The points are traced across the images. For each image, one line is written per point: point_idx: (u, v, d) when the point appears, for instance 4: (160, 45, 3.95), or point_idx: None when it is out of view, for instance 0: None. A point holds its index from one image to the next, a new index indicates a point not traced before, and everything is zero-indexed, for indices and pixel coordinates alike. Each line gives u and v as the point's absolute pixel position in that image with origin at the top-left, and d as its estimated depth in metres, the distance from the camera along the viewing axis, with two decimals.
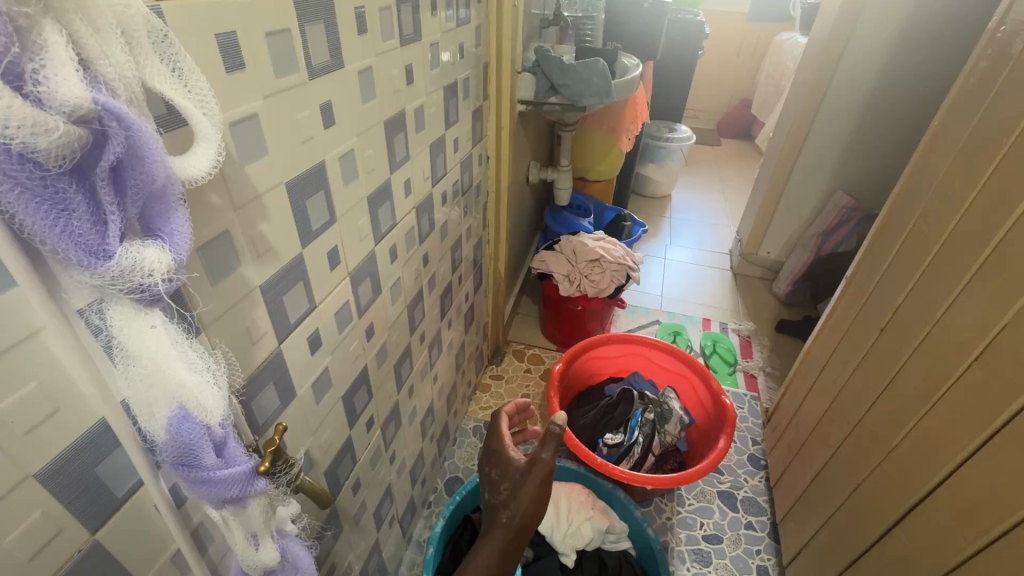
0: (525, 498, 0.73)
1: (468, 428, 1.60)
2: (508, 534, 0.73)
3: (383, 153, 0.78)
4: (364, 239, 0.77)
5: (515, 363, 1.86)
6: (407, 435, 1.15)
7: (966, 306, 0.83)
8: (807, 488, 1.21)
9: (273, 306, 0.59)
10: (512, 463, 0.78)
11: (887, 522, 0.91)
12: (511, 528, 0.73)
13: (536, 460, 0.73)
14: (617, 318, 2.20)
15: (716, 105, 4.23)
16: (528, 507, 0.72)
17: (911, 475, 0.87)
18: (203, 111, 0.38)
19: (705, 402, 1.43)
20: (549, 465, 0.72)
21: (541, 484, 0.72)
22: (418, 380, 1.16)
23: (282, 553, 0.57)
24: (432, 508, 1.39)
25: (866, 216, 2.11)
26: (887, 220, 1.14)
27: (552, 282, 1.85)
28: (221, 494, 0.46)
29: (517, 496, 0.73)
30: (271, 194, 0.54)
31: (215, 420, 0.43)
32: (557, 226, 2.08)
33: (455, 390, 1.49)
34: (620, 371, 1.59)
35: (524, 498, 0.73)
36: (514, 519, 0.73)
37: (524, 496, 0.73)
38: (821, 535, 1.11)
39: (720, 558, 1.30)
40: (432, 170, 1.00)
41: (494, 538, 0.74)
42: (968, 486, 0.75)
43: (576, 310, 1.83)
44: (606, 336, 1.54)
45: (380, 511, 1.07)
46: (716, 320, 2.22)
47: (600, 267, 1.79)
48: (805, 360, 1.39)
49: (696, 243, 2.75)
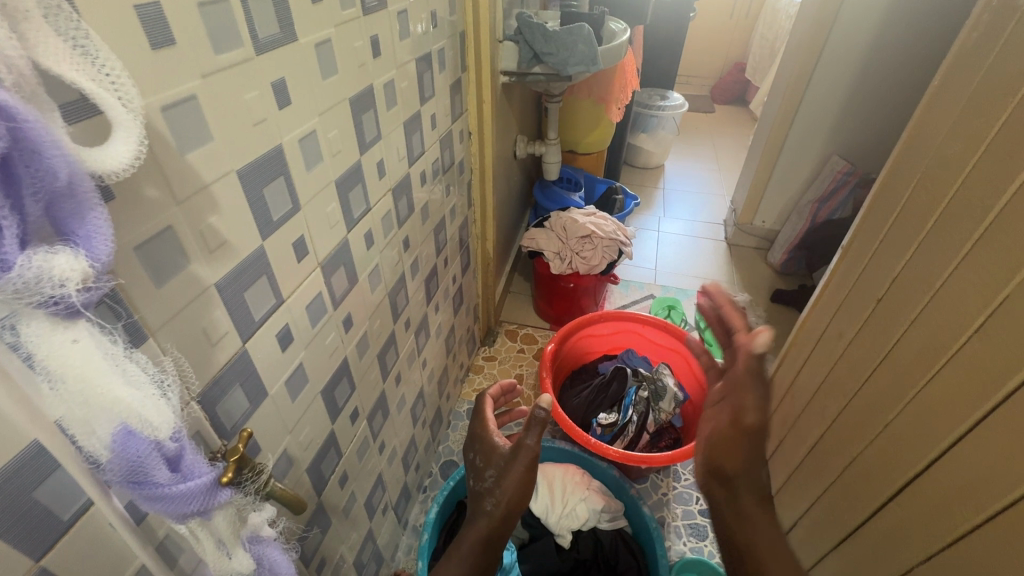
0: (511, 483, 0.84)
1: (462, 411, 1.59)
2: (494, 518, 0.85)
3: (351, 133, 0.73)
4: (334, 227, 0.73)
5: (507, 343, 1.84)
6: (397, 423, 1.13)
7: (966, 278, 0.79)
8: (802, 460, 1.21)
9: (233, 304, 0.55)
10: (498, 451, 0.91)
11: (882, 496, 0.90)
12: (498, 510, 0.85)
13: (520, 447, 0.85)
14: (610, 293, 2.17)
15: (710, 70, 4.12)
16: (513, 492, 0.84)
17: (908, 450, 0.85)
18: (118, 97, 0.34)
19: (700, 378, 1.41)
20: (532, 450, 0.85)
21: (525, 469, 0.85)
22: (406, 367, 1.14)
23: (258, 560, 0.55)
24: (428, 492, 1.39)
25: (863, 181, 2.07)
26: (884, 185, 1.10)
27: (543, 260, 1.81)
28: (180, 509, 0.44)
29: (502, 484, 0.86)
30: (220, 183, 0.50)
31: (164, 434, 0.40)
32: (547, 202, 2.03)
33: (446, 374, 1.46)
34: (613, 349, 1.57)
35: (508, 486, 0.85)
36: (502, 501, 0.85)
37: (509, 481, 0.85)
38: (817, 506, 1.11)
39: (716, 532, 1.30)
40: (409, 149, 0.95)
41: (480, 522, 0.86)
42: (966, 462, 0.73)
43: (567, 287, 1.80)
44: (598, 314, 1.51)
45: (372, 500, 1.05)
46: None
47: (591, 243, 1.75)
48: (801, 334, 1.37)
49: (690, 214, 2.70)
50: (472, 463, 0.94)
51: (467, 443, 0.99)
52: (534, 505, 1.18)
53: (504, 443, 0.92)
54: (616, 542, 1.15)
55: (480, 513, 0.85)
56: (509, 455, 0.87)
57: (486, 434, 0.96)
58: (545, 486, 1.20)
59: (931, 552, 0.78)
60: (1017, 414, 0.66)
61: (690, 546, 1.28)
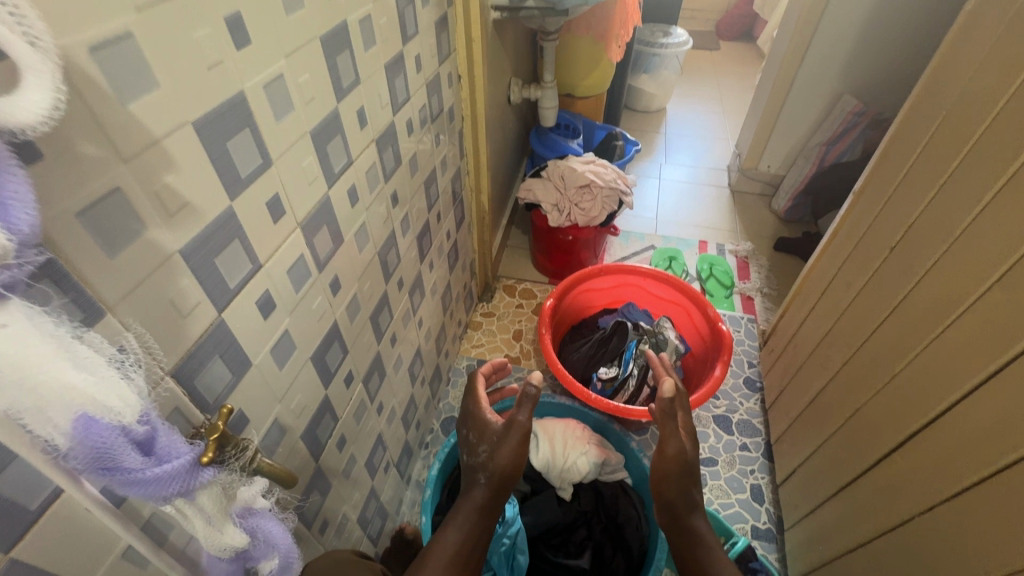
0: (503, 458, 0.84)
1: (461, 367, 1.58)
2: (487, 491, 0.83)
3: (325, 78, 0.66)
4: (313, 183, 0.67)
5: (506, 299, 1.80)
6: (395, 383, 1.11)
7: (982, 237, 0.76)
8: (800, 413, 1.22)
9: (203, 271, 0.50)
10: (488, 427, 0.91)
11: (877, 452, 0.90)
12: (491, 485, 0.83)
13: (513, 423, 0.85)
14: (610, 245, 2.12)
15: (715, 2, 3.86)
16: (506, 465, 0.83)
17: (906, 410, 0.85)
18: (23, 34, 0.28)
19: (701, 330, 1.39)
20: (524, 426, 0.85)
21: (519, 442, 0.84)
22: (402, 327, 1.11)
23: (252, 533, 0.54)
24: (430, 448, 1.40)
25: (875, 121, 1.97)
26: (903, 125, 1.03)
27: (540, 212, 1.75)
28: (159, 493, 0.41)
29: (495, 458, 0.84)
30: (174, 137, 0.44)
31: (130, 418, 0.37)
32: (544, 151, 1.94)
33: (443, 332, 1.44)
34: (613, 302, 1.54)
35: (501, 458, 0.84)
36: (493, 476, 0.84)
37: (502, 455, 0.84)
38: (813, 458, 1.12)
39: (715, 479, 1.32)
40: (392, 95, 0.87)
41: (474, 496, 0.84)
42: (961, 426, 0.73)
43: (566, 240, 1.75)
44: (597, 268, 1.46)
45: (373, 460, 1.05)
46: (712, 243, 2.15)
47: (590, 193, 1.69)
48: (806, 284, 1.34)
49: (692, 160, 2.60)
50: (466, 440, 0.93)
51: (460, 420, 0.98)
52: (535, 458, 1.18)
53: (497, 420, 0.90)
54: (616, 493, 1.16)
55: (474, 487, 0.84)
56: (502, 431, 0.86)
57: (478, 412, 0.95)
58: (546, 439, 1.20)
59: (918, 510, 0.80)
60: (1015, 384, 0.66)
61: None
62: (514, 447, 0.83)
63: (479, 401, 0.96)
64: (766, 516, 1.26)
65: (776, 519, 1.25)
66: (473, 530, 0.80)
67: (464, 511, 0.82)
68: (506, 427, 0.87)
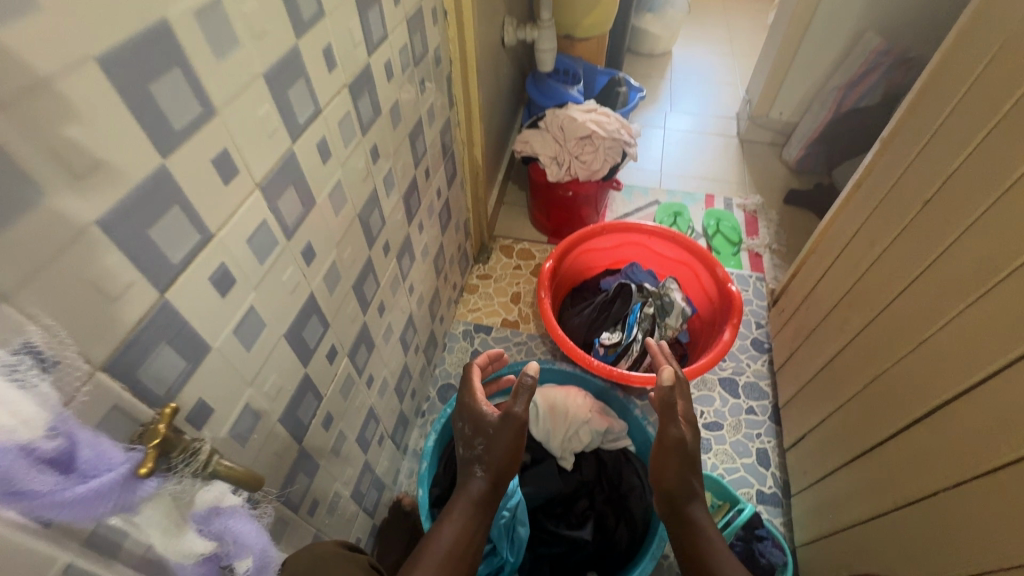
0: (500, 451, 0.88)
1: (457, 333, 1.52)
2: (485, 484, 0.87)
3: (279, 6, 0.55)
4: (274, 136, 0.58)
5: (503, 260, 1.72)
6: (386, 353, 1.05)
7: None
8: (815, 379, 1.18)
9: (132, 243, 0.42)
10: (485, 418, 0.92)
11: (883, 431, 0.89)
12: (489, 478, 0.88)
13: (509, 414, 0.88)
14: (612, 200, 2.01)
15: None
16: (503, 460, 0.87)
17: (927, 386, 0.81)
18: None
19: (708, 291, 1.32)
20: (521, 418, 0.88)
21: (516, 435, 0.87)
22: (391, 294, 1.03)
23: (220, 540, 0.49)
24: (427, 416, 1.36)
25: (899, 61, 1.82)
26: (949, 57, 0.91)
27: (538, 166, 1.63)
28: (90, 512, 0.37)
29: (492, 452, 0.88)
30: (71, 75, 0.35)
31: (30, 435, 0.32)
32: (542, 99, 1.80)
33: (437, 296, 1.37)
34: (616, 263, 1.46)
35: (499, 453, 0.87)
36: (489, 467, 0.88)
37: (499, 449, 0.88)
38: (820, 428, 1.11)
39: (720, 444, 1.29)
40: (366, 31, 0.76)
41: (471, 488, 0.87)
42: (994, 402, 0.68)
43: (566, 196, 1.65)
44: (600, 226, 1.37)
45: (365, 433, 1.01)
46: (719, 196, 2.05)
47: (592, 144, 1.57)
48: (821, 245, 1.26)
49: (698, 108, 2.45)
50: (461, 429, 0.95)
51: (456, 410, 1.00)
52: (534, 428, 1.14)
53: (493, 411, 0.92)
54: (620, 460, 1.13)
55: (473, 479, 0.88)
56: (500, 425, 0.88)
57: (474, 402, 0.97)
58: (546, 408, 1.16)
59: (942, 485, 0.75)
60: None
61: None
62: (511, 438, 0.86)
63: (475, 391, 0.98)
64: (772, 481, 1.23)
65: (782, 483, 1.23)
66: (472, 521, 0.84)
67: (459, 504, 0.84)
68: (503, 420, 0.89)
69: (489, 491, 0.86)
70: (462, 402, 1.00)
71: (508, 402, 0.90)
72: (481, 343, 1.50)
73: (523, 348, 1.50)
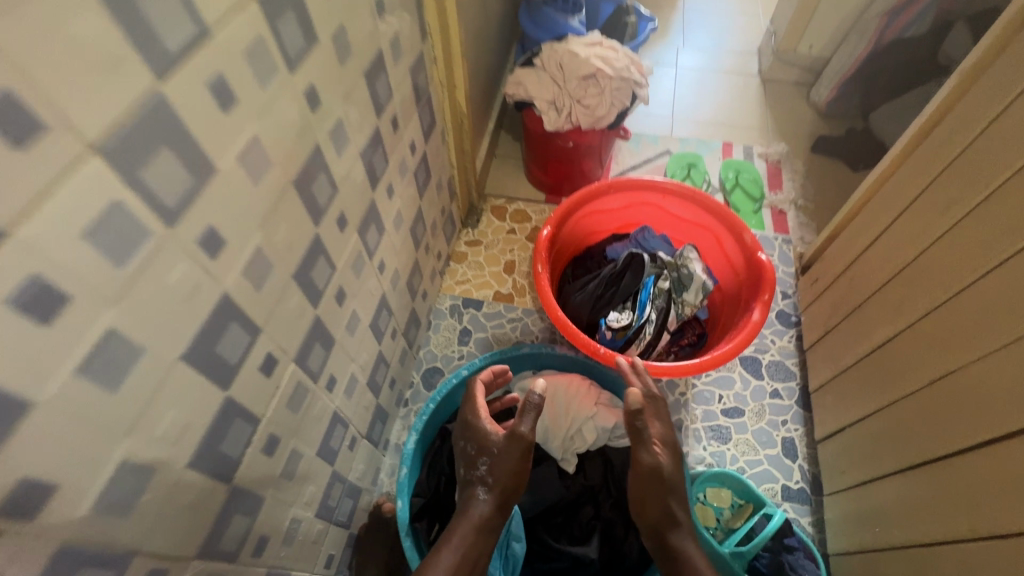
0: (505, 470, 0.84)
1: (443, 308, 1.33)
2: (490, 507, 0.83)
3: None
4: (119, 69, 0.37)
5: (494, 223, 1.50)
6: (351, 346, 0.87)
7: None
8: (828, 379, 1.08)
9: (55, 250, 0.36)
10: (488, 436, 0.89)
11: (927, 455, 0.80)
12: (496, 504, 0.84)
13: (515, 434, 0.87)
14: (617, 151, 1.78)
15: None
16: (508, 472, 0.85)
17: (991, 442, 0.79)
18: None
19: (732, 260, 1.14)
20: (527, 437, 0.86)
21: (521, 457, 0.86)
22: (354, 276, 0.84)
23: None
24: (410, 406, 1.21)
25: None
26: None
27: (534, 112, 1.40)
28: None
29: (496, 470, 0.85)
30: None
31: None
32: (537, 30, 1.52)
33: (416, 270, 1.17)
34: (624, 227, 1.27)
35: (501, 472, 0.84)
36: (494, 490, 0.85)
37: (502, 469, 0.85)
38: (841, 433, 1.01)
39: (741, 433, 1.14)
40: None
41: (471, 515, 0.82)
42: None
43: (565, 148, 1.42)
44: (607, 184, 1.16)
45: (330, 443, 0.85)
46: (739, 144, 1.81)
47: (596, 85, 1.33)
48: (864, 211, 1.09)
49: (715, 41, 2.16)
50: (464, 450, 0.91)
51: (457, 429, 0.96)
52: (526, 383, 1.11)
53: (497, 429, 0.89)
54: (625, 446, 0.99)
55: (474, 505, 0.83)
56: (505, 443, 0.86)
57: (478, 420, 0.92)
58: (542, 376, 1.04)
59: None
60: None
61: (711, 450, 1.13)
62: (513, 458, 0.85)
63: (478, 408, 0.94)
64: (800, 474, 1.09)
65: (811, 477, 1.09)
66: (472, 550, 0.78)
67: (463, 521, 0.82)
68: (508, 438, 0.87)
69: (492, 516, 0.82)
70: (463, 419, 0.95)
71: (514, 421, 0.89)
72: (470, 320, 1.32)
73: (518, 325, 1.31)
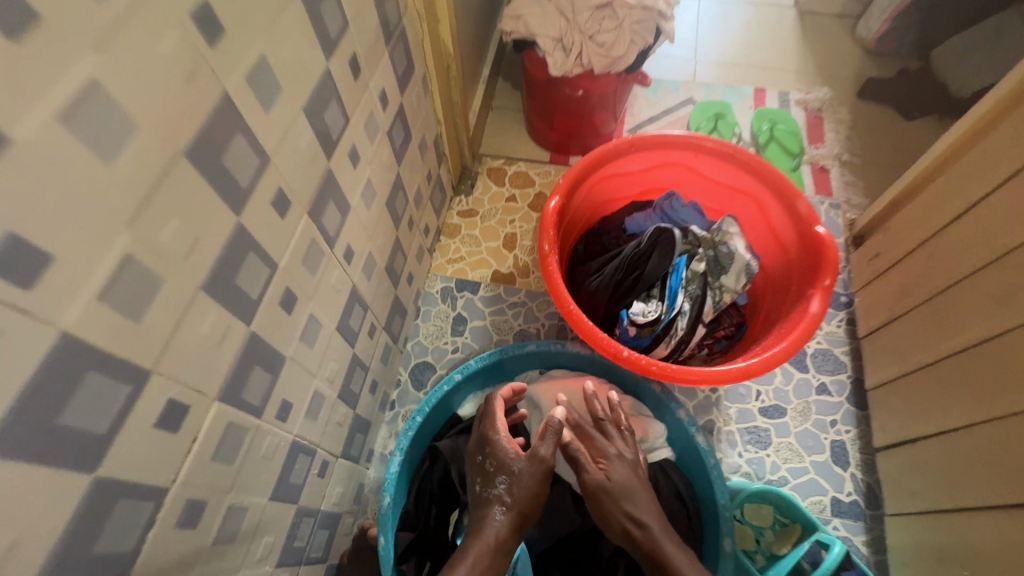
0: (529, 489, 0.70)
1: (434, 292, 1.15)
2: (508, 529, 0.67)
3: None
4: None
5: (491, 188, 1.28)
6: (311, 359, 0.68)
7: None
8: (892, 381, 0.91)
9: None
10: (508, 453, 0.74)
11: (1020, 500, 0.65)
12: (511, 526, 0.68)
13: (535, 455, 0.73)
14: (632, 101, 1.53)
15: None
16: (530, 493, 0.70)
17: None
18: None
19: (780, 234, 0.93)
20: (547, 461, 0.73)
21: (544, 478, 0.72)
22: (307, 272, 0.64)
23: None
24: (398, 408, 1.04)
25: None
26: None
27: (536, 54, 1.16)
28: None
29: (516, 490, 0.70)
30: None
31: None
32: None
33: (398, 251, 0.97)
34: (647, 193, 1.06)
35: (524, 492, 0.70)
36: (513, 510, 0.69)
37: (522, 488, 0.71)
38: (913, 448, 0.84)
39: (783, 437, 0.98)
40: None
41: (486, 536, 0.67)
42: None
43: (574, 98, 1.19)
44: (628, 141, 0.94)
45: (290, 480, 0.68)
46: (773, 90, 1.56)
47: (612, 19, 1.09)
48: (943, 178, 0.89)
49: None
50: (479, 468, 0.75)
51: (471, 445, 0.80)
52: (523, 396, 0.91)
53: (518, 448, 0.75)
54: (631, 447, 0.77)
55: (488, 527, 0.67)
56: (528, 461, 0.72)
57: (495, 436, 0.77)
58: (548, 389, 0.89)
59: None
60: None
61: (748, 458, 0.97)
62: (538, 478, 0.71)
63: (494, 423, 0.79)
64: (852, 485, 0.94)
65: (865, 488, 0.93)
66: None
67: (475, 548, 0.66)
68: (531, 456, 0.73)
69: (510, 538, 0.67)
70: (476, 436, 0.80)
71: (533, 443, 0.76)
72: (465, 306, 1.13)
73: (520, 311, 1.12)
